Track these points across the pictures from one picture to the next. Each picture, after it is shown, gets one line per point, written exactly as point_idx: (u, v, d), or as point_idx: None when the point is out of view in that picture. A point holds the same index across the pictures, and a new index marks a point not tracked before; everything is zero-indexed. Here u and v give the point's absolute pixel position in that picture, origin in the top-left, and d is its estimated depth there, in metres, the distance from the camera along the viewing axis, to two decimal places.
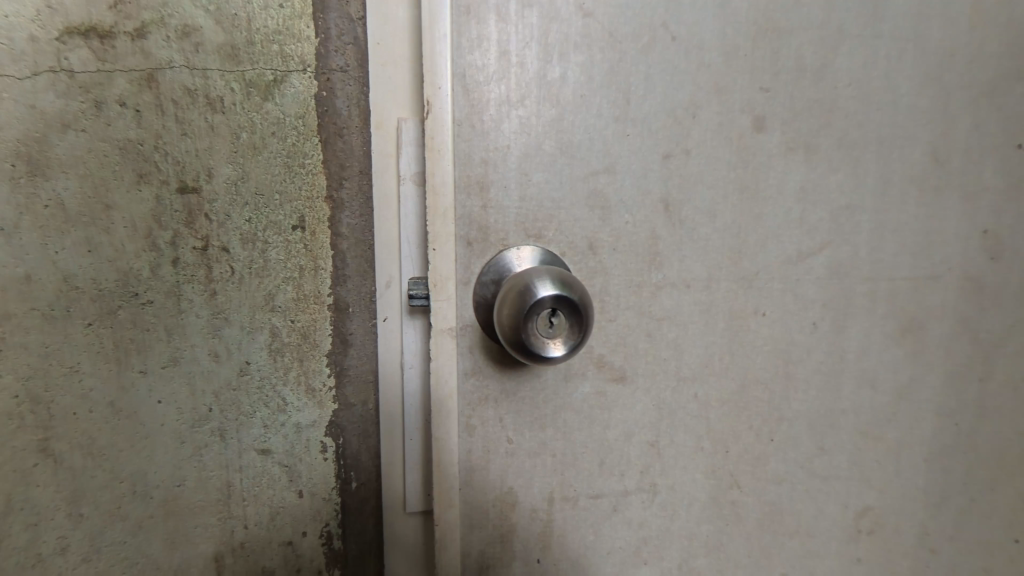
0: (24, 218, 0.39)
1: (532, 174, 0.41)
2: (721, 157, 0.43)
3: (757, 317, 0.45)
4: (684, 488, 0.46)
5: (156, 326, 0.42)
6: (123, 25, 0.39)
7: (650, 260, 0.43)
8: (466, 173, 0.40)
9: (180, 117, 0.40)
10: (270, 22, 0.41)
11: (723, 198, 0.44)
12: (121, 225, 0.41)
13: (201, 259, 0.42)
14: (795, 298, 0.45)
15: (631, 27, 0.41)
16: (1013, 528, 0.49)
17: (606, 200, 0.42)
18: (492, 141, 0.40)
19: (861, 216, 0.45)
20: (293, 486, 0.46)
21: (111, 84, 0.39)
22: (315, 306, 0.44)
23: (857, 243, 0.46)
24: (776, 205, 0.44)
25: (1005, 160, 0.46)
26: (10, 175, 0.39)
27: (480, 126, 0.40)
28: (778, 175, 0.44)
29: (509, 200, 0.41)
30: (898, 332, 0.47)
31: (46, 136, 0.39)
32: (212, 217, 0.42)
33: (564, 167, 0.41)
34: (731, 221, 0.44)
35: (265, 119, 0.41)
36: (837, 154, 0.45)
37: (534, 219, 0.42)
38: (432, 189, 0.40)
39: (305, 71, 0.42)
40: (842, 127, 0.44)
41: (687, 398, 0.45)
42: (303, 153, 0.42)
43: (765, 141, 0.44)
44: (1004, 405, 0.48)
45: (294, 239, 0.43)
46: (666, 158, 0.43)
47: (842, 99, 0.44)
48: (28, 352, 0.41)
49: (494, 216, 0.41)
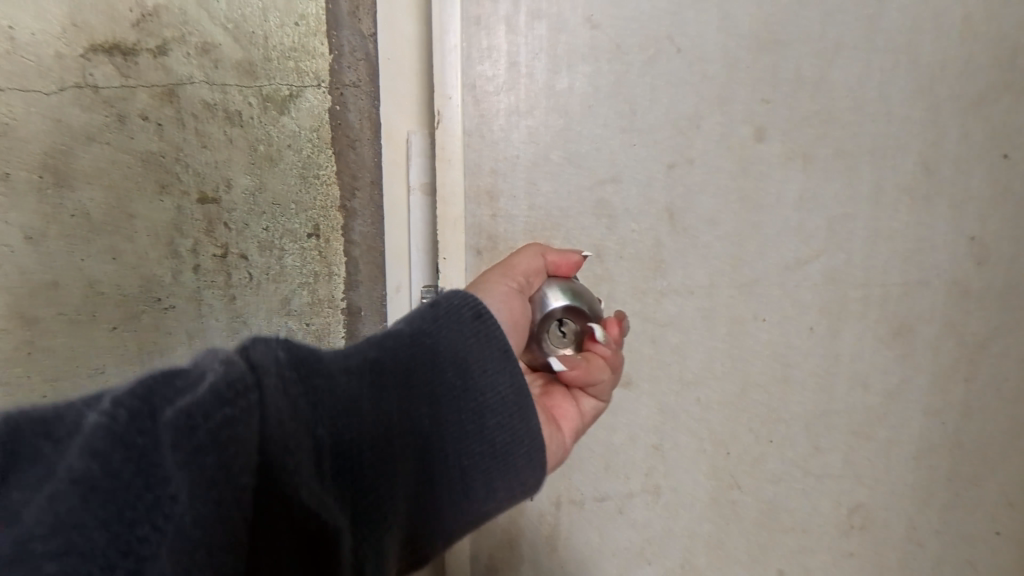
0: (51, 227, 0.41)
1: (539, 183, 0.44)
2: (722, 166, 0.45)
3: (757, 322, 0.48)
4: (685, 489, 0.50)
5: (178, 329, 0.44)
6: (145, 43, 0.41)
7: (655, 268, 0.46)
8: (474, 183, 0.43)
9: (199, 130, 0.42)
10: (286, 40, 0.42)
11: (726, 206, 0.46)
12: (143, 233, 0.43)
13: (220, 266, 0.44)
14: (793, 303, 0.48)
15: (638, 39, 0.43)
16: (995, 522, 0.51)
17: (612, 208, 0.45)
18: (501, 151, 0.43)
19: (856, 224, 0.47)
20: None
21: (133, 98, 0.41)
22: (329, 309, 0.47)
23: (851, 250, 0.48)
24: (775, 214, 0.47)
25: (993, 170, 0.46)
26: (37, 185, 0.41)
27: (489, 136, 0.43)
28: (778, 182, 0.46)
29: (518, 209, 0.44)
30: (889, 336, 0.49)
31: (71, 149, 0.41)
32: (231, 226, 0.44)
33: (570, 177, 0.44)
34: (732, 230, 0.46)
35: (282, 132, 0.43)
36: (835, 162, 0.46)
37: (543, 228, 0.44)
38: (442, 199, 0.43)
39: (319, 87, 0.44)
40: (838, 137, 0.46)
41: (689, 401, 0.48)
42: (318, 164, 0.44)
43: (765, 150, 0.46)
44: (987, 405, 0.50)
45: (309, 246, 0.45)
46: (670, 167, 0.45)
47: (838, 109, 0.46)
48: (55, 353, 0.43)
49: (503, 225, 0.44)
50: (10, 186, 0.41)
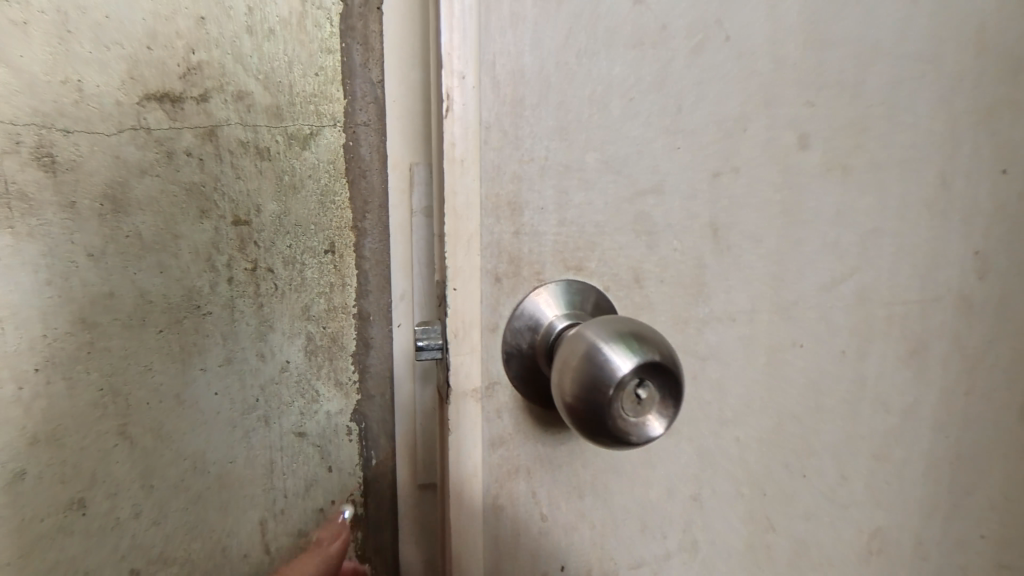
0: (109, 245, 0.49)
1: (571, 193, 0.42)
2: (764, 175, 0.46)
3: (795, 347, 0.49)
4: (722, 538, 0.50)
5: (215, 332, 0.52)
6: (190, 92, 0.48)
7: (696, 294, 0.46)
8: (493, 192, 0.41)
9: (234, 163, 0.50)
10: (308, 87, 0.51)
11: (767, 223, 0.46)
12: (186, 251, 0.50)
13: (251, 278, 0.52)
14: (826, 323, 0.49)
15: (687, 21, 0.42)
16: (979, 525, 0.56)
17: (652, 223, 0.44)
18: (526, 150, 0.41)
19: (884, 238, 0.49)
20: (325, 463, 0.57)
21: (179, 138, 0.49)
22: (342, 314, 0.55)
23: (879, 267, 0.50)
24: (814, 227, 0.48)
25: (993, 191, 0.51)
26: (98, 212, 0.48)
27: (514, 131, 0.40)
28: (817, 195, 0.47)
29: (545, 225, 0.42)
30: (905, 355, 0.52)
31: (126, 181, 0.48)
32: (260, 244, 0.51)
33: (609, 185, 0.43)
34: (773, 249, 0.47)
35: (304, 164, 0.51)
36: (867, 175, 0.48)
37: (574, 249, 0.43)
38: (455, 211, 0.41)
39: (336, 126, 0.52)
40: (870, 148, 0.48)
41: (728, 441, 0.49)
42: (334, 191, 0.53)
43: (807, 159, 0.46)
44: (984, 413, 0.54)
45: (325, 260, 0.53)
46: (716, 175, 0.45)
47: (873, 117, 0.47)
48: (111, 351, 0.50)
49: (528, 243, 0.42)
50: (75, 212, 0.48)
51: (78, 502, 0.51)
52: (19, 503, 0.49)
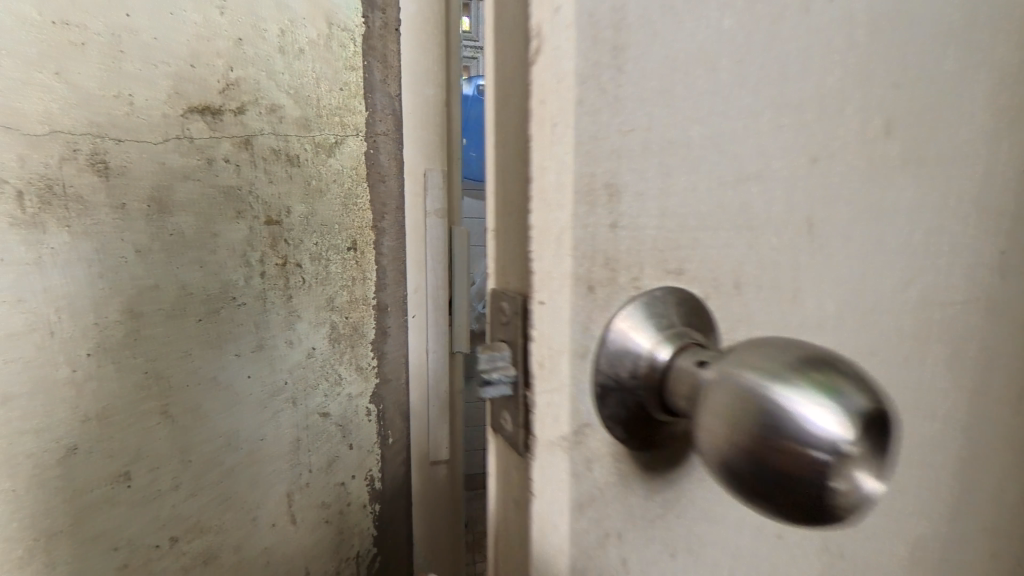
0: (155, 242, 0.50)
1: (679, 149, 0.26)
2: (865, 154, 0.33)
3: (896, 368, 0.37)
4: None
5: (247, 321, 0.58)
6: (228, 105, 0.54)
7: (790, 311, 0.31)
8: (593, 144, 0.24)
9: (267, 169, 0.57)
10: (333, 101, 0.63)
11: (857, 218, 0.34)
12: (223, 248, 0.55)
13: (280, 272, 0.60)
14: (897, 342, 0.37)
15: None
16: None
17: (754, 213, 0.29)
18: (632, 78, 0.24)
19: (942, 241, 0.39)
20: (346, 442, 0.69)
21: (218, 146, 0.54)
22: (362, 304, 0.69)
23: (937, 268, 0.39)
24: (894, 221, 0.36)
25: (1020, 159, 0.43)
26: (145, 213, 0.50)
27: (626, 40, 0.24)
28: (898, 188, 0.36)
29: (648, 211, 0.25)
30: (950, 362, 0.41)
31: (170, 183, 0.51)
32: (290, 243, 0.60)
33: (706, 151, 0.27)
34: (864, 246, 0.34)
35: (329, 170, 0.63)
36: (926, 169, 0.37)
37: (669, 247, 0.26)
38: (540, 175, 0.24)
39: (356, 136, 0.66)
40: (936, 133, 0.37)
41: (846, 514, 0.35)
42: (355, 195, 0.66)
43: (890, 143, 0.35)
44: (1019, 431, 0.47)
45: (348, 257, 0.67)
46: (815, 153, 0.30)
47: (922, 97, 0.36)
48: (156, 338, 0.51)
49: (628, 237, 0.25)
50: (124, 214, 0.48)
51: (124, 474, 0.49)
52: (68, 476, 0.44)
